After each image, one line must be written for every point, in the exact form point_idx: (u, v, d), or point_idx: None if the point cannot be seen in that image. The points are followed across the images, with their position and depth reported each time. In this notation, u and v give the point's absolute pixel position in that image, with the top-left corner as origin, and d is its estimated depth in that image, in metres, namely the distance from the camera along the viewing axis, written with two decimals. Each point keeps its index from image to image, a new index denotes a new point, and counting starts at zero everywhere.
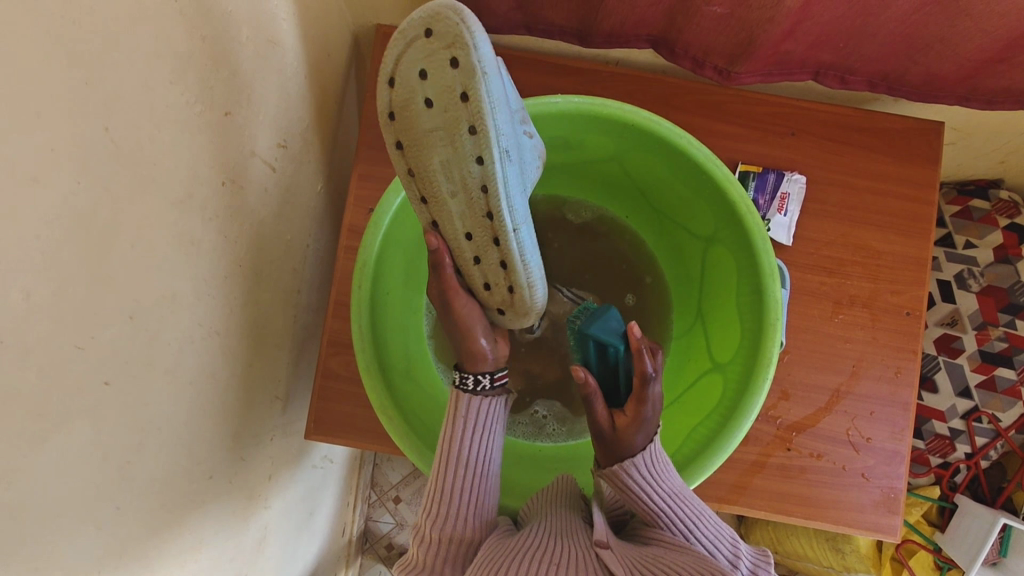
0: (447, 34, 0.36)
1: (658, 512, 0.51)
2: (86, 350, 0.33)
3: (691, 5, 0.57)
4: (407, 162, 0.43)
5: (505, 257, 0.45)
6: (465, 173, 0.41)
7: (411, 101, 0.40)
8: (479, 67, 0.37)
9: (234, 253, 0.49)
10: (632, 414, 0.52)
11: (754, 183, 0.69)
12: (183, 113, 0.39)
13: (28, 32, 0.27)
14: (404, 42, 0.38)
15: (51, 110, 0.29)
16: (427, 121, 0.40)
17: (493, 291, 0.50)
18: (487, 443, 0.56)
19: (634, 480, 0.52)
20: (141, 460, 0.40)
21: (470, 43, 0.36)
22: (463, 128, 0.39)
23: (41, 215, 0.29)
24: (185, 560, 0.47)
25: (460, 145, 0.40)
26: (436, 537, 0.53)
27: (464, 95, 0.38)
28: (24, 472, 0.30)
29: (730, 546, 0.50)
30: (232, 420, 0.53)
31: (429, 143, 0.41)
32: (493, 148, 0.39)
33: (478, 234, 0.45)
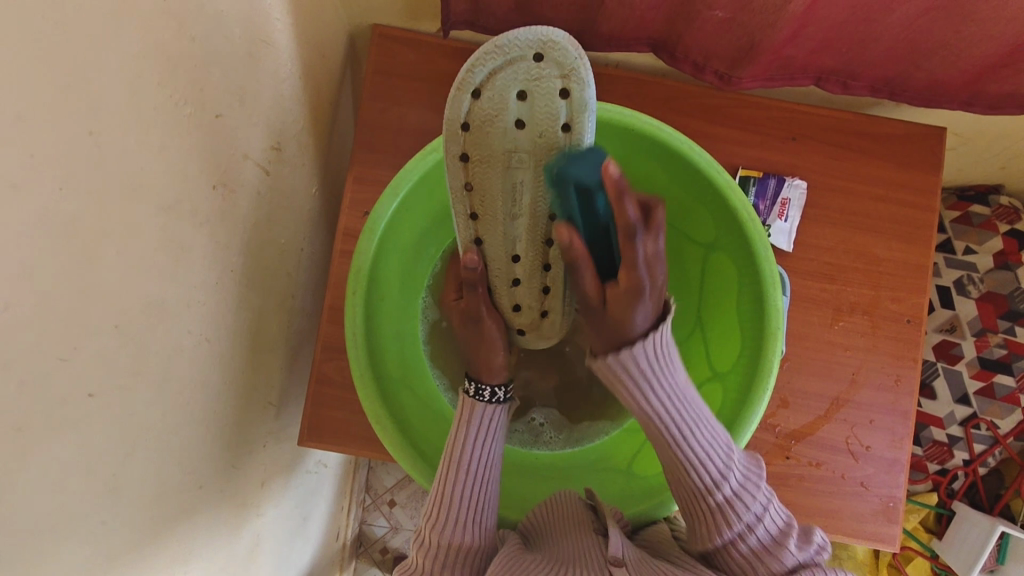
0: (563, 63, 0.41)
1: (655, 414, 0.49)
2: (70, 361, 0.32)
3: (692, 9, 0.56)
4: (467, 177, 0.47)
5: (548, 282, 0.57)
6: (542, 197, 0.48)
7: (498, 116, 0.43)
8: (586, 105, 0.43)
9: (226, 258, 0.48)
10: (625, 283, 0.44)
11: (755, 188, 0.68)
12: (172, 115, 0.38)
13: (7, 32, 0.25)
14: (505, 58, 0.42)
15: (34, 116, 0.28)
16: (512, 142, 0.45)
17: (523, 311, 0.59)
18: (491, 451, 0.56)
19: (620, 367, 0.48)
20: (129, 471, 0.39)
21: (584, 82, 0.42)
22: (554, 154, 0.45)
23: (23, 223, 0.28)
24: (176, 571, 0.46)
25: (544, 169, 0.46)
26: (436, 543, 0.52)
27: (565, 127, 0.44)
28: (5, 487, 0.29)
29: (723, 455, 0.49)
30: (223, 427, 0.52)
31: (508, 164, 0.46)
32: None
33: (526, 257, 0.53)
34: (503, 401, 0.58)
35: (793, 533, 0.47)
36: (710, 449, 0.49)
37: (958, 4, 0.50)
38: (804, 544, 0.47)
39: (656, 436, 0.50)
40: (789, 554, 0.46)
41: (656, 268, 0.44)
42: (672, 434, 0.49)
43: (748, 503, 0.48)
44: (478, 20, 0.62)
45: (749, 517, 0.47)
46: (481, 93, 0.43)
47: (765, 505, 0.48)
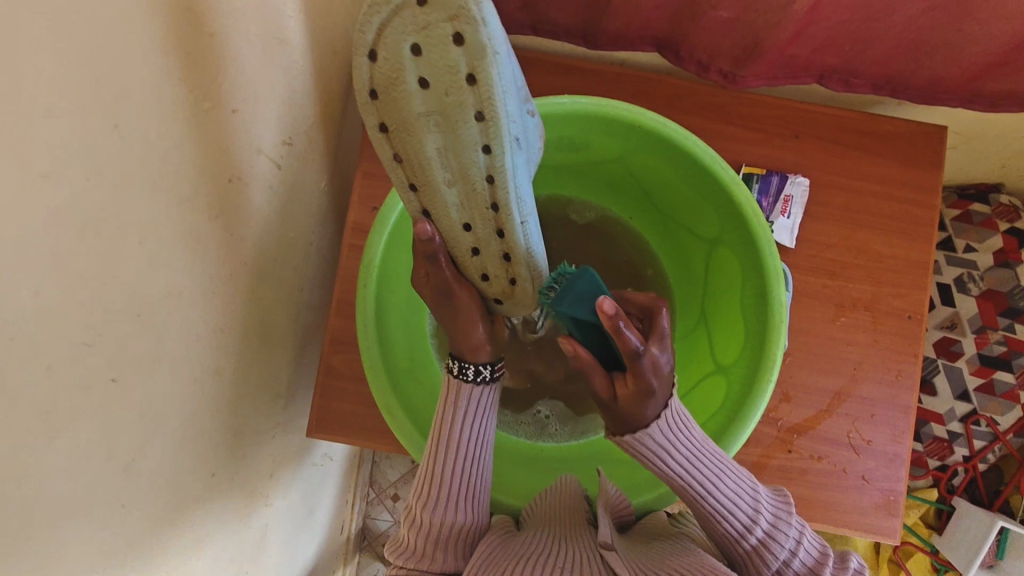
0: (448, 3, 0.34)
1: (680, 474, 0.53)
2: (94, 347, 0.33)
3: (697, 8, 0.57)
4: (392, 145, 0.42)
5: (508, 249, 0.48)
6: (469, 160, 0.42)
7: (399, 79, 0.38)
8: (490, 45, 0.36)
9: (239, 251, 0.49)
10: (634, 386, 0.48)
11: (758, 185, 0.69)
12: (190, 108, 0.39)
13: (40, 27, 0.26)
14: (390, 9, 0.35)
15: (64, 107, 0.29)
16: (423, 104, 0.39)
17: (491, 283, 0.52)
18: (479, 428, 0.57)
19: (647, 448, 0.52)
20: (146, 457, 0.40)
21: (479, 18, 0.34)
22: (467, 113, 0.39)
23: (53, 211, 0.29)
24: (188, 557, 0.47)
25: (462, 131, 0.40)
26: (426, 521, 0.54)
27: (471, 78, 0.37)
28: (32, 467, 0.30)
29: (750, 500, 0.53)
30: (235, 417, 0.53)
31: (422, 127, 0.40)
32: (503, 136, 0.40)
33: (477, 224, 0.46)
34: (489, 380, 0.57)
35: (829, 560, 0.50)
36: (737, 497, 0.52)
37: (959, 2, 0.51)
38: (840, 567, 0.50)
39: (681, 490, 0.53)
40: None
41: (660, 368, 0.47)
42: (705, 474, 0.53)
43: (782, 540, 0.51)
44: None
45: (788, 544, 0.51)
46: (377, 54, 0.37)
47: (800, 534, 0.51)
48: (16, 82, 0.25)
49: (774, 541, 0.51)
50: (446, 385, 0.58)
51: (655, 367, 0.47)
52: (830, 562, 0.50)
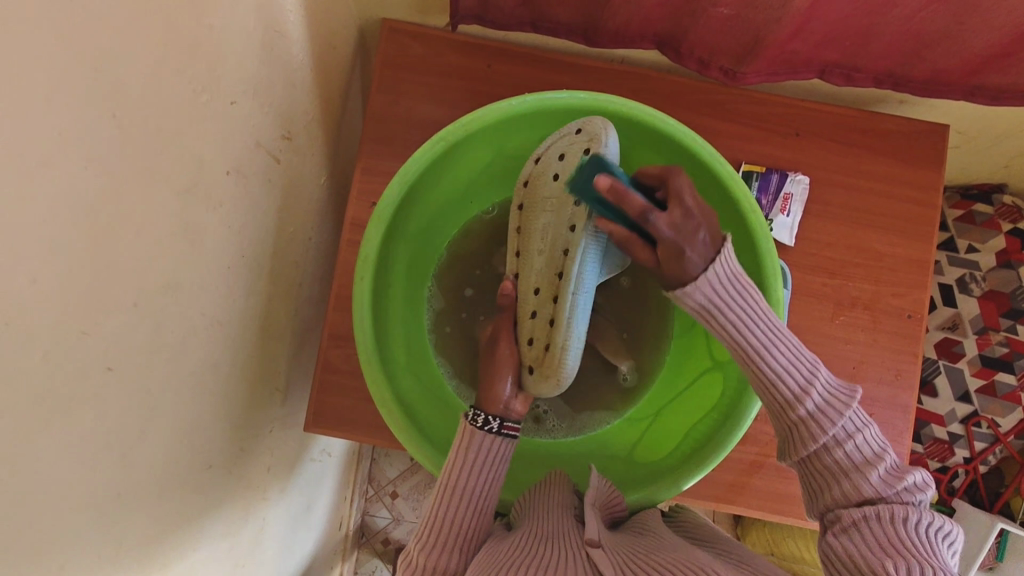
0: (591, 133, 0.55)
1: (733, 332, 0.50)
2: (90, 336, 0.33)
3: (698, 5, 0.57)
4: (519, 219, 0.63)
5: (554, 316, 0.57)
6: (559, 236, 0.57)
7: (544, 171, 0.59)
8: (600, 158, 0.54)
9: (237, 243, 0.49)
10: (666, 248, 0.49)
11: (758, 183, 0.69)
12: (190, 100, 0.39)
13: (38, 13, 0.27)
14: (561, 135, 0.60)
15: (62, 96, 0.29)
16: (550, 191, 0.59)
17: (532, 346, 0.60)
18: (489, 482, 0.55)
19: (696, 305, 0.50)
20: (143, 446, 0.40)
21: (603, 141, 0.54)
22: (572, 199, 0.56)
23: (50, 198, 0.29)
24: (185, 549, 0.47)
25: (564, 210, 0.57)
26: (420, 564, 0.50)
27: (583, 175, 0.55)
28: (31, 453, 0.30)
29: (808, 367, 0.49)
30: (232, 410, 0.53)
31: (541, 209, 0.59)
32: (584, 223, 0.55)
33: (544, 290, 0.59)
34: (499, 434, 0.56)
35: (885, 463, 0.47)
36: (792, 363, 0.49)
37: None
38: (893, 476, 0.47)
39: (734, 350, 0.51)
40: (873, 475, 0.47)
41: (689, 229, 0.49)
42: (758, 338, 0.50)
43: (832, 421, 0.48)
44: (487, 15, 0.63)
45: (838, 431, 0.48)
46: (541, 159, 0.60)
47: (855, 425, 0.48)
48: (11, 66, 0.26)
49: (826, 416, 0.48)
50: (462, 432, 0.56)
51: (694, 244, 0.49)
52: (886, 465, 0.47)
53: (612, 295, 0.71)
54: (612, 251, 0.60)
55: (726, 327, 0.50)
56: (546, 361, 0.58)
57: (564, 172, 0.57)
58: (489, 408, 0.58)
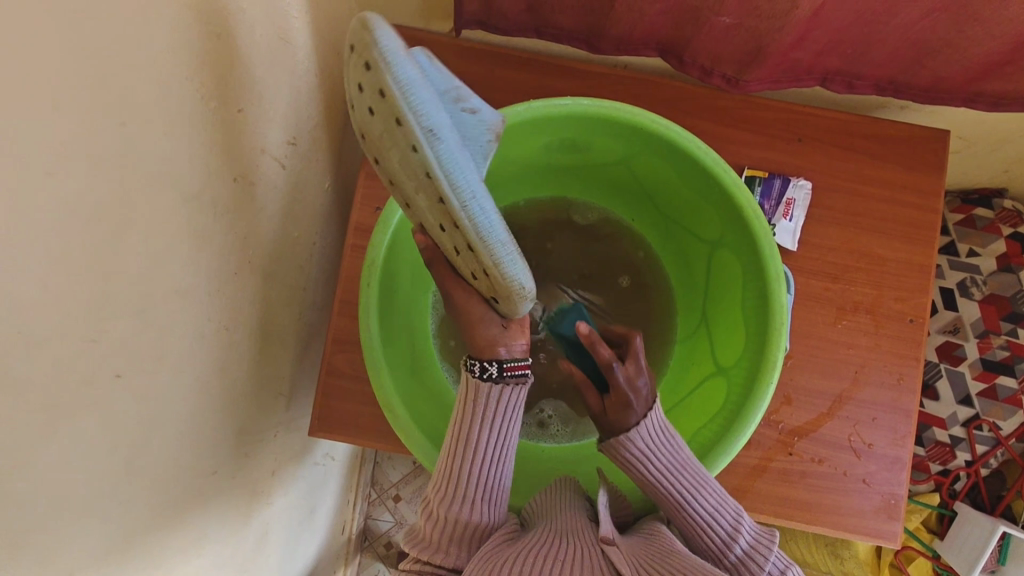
0: (361, 43, 0.36)
1: (659, 484, 0.54)
2: (97, 343, 0.33)
3: (700, 14, 0.57)
4: (383, 172, 0.44)
5: (473, 246, 0.41)
6: (413, 166, 0.39)
7: (363, 114, 0.40)
8: (384, 60, 0.35)
9: (242, 249, 0.49)
10: (617, 399, 0.53)
11: (760, 188, 0.69)
12: (196, 108, 0.39)
13: (45, 25, 0.27)
14: (346, 62, 0.39)
15: (71, 106, 0.29)
16: (376, 129, 0.39)
17: (479, 279, 0.47)
18: (503, 434, 0.56)
19: (629, 455, 0.53)
20: (147, 453, 0.40)
21: (373, 40, 0.35)
22: (394, 125, 0.37)
23: (59, 207, 0.29)
24: (188, 555, 0.47)
25: (399, 140, 0.38)
26: (444, 517, 0.54)
27: (383, 93, 0.36)
28: (35, 462, 0.30)
29: (730, 517, 0.53)
30: (236, 415, 0.53)
31: (384, 147, 0.40)
32: (419, 133, 0.37)
33: (449, 229, 0.42)
34: (499, 379, 0.54)
35: None
36: (717, 510, 0.53)
37: (962, 4, 0.51)
38: None
39: (662, 498, 0.54)
40: None
41: (637, 384, 0.53)
42: (686, 486, 0.53)
43: (763, 561, 0.51)
44: (490, 22, 0.63)
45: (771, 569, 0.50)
46: (349, 100, 0.40)
47: (780, 567, 0.50)
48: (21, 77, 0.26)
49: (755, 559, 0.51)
50: (469, 382, 0.55)
51: (632, 378, 0.53)
52: None
53: (614, 297, 0.72)
54: (471, 130, 0.41)
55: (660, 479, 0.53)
56: (500, 291, 0.45)
57: (372, 103, 0.38)
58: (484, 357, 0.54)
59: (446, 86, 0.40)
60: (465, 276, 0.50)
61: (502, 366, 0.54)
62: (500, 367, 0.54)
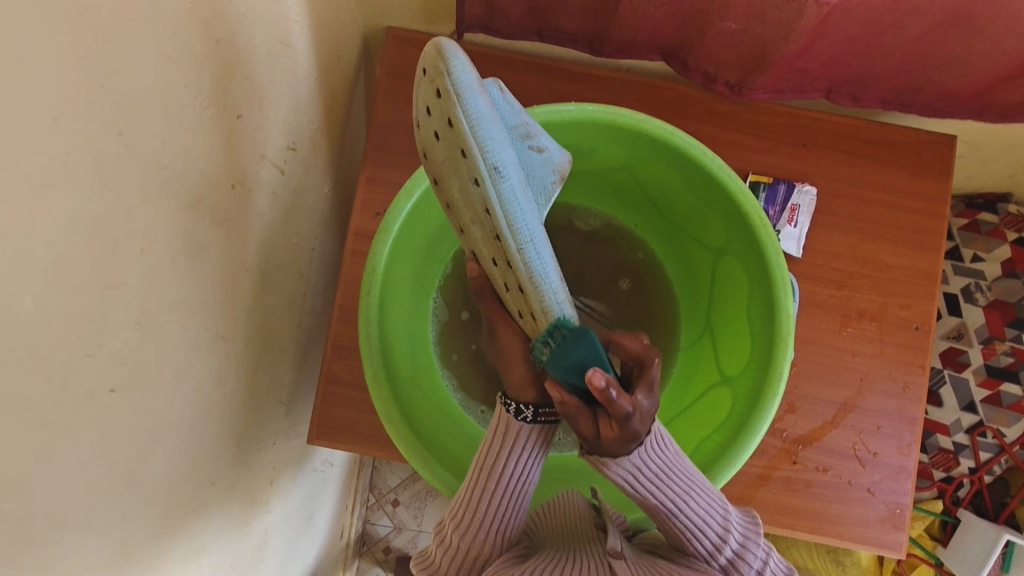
0: (432, 67, 0.38)
1: (648, 494, 0.51)
2: (94, 356, 0.32)
3: (706, 20, 0.56)
4: (441, 195, 0.45)
5: (520, 281, 0.44)
6: (471, 194, 0.41)
7: (427, 135, 0.41)
8: (456, 91, 0.37)
9: (241, 257, 0.48)
10: (619, 431, 0.46)
11: (765, 194, 0.68)
12: (196, 115, 0.39)
13: (41, 37, 0.26)
14: (414, 82, 0.40)
15: (66, 115, 0.28)
16: (437, 151, 0.41)
17: (524, 318, 0.49)
18: (527, 470, 0.55)
19: (616, 473, 0.50)
20: (146, 468, 0.39)
21: (447, 71, 0.37)
22: (459, 155, 0.39)
23: (57, 219, 0.28)
24: (187, 569, 0.47)
25: (461, 168, 0.40)
26: (456, 543, 0.55)
27: (450, 123, 0.38)
28: (31, 482, 0.29)
29: (720, 520, 0.52)
30: (235, 424, 0.52)
31: (445, 173, 0.42)
32: (483, 168, 0.39)
33: (499, 260, 0.45)
34: (532, 421, 0.54)
35: None
36: (708, 515, 0.52)
37: (973, 16, 0.50)
38: None
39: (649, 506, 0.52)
40: None
41: (646, 413, 0.46)
42: (673, 493, 0.52)
43: (753, 561, 0.52)
44: (492, 24, 0.62)
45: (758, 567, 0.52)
46: (416, 121, 0.42)
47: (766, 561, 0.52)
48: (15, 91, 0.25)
49: (744, 560, 0.52)
50: (499, 418, 0.55)
51: (641, 412, 0.46)
52: None
53: (615, 303, 0.71)
54: (534, 167, 0.46)
55: (647, 484, 0.51)
56: (543, 332, 0.47)
57: (437, 127, 0.40)
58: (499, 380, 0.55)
59: (515, 122, 0.44)
60: (507, 306, 0.52)
61: (535, 410, 0.54)
62: (534, 411, 0.53)
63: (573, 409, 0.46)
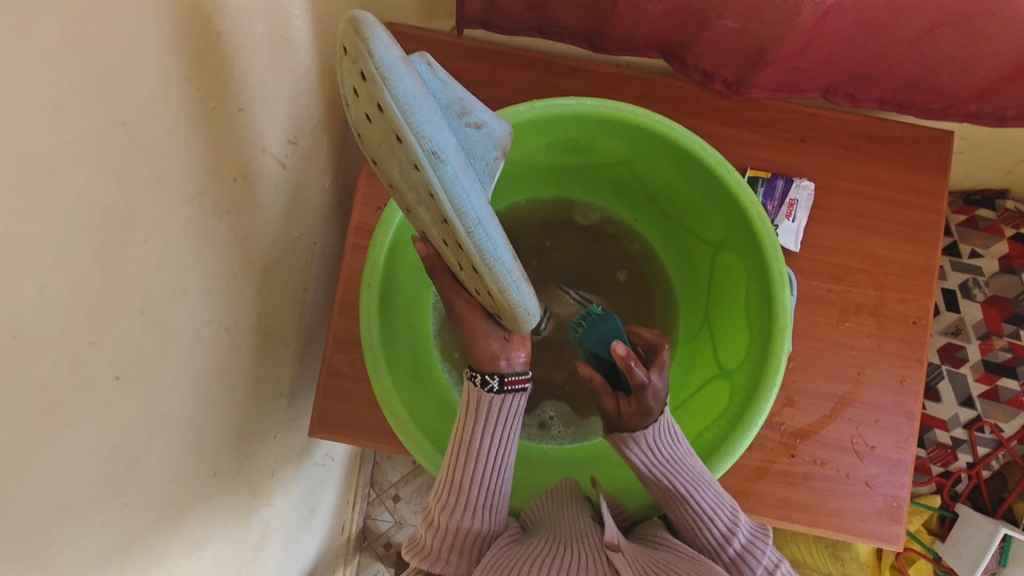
0: (353, 46, 0.32)
1: (661, 477, 0.54)
2: (98, 345, 0.33)
3: (704, 18, 0.57)
4: (382, 174, 0.41)
5: (474, 265, 0.41)
6: (411, 179, 0.37)
7: (357, 115, 0.37)
8: (382, 76, 0.32)
9: (242, 249, 0.48)
10: (636, 407, 0.52)
11: (763, 188, 0.69)
12: (198, 110, 0.39)
13: (45, 34, 0.26)
14: (335, 58, 0.35)
15: (70, 108, 0.29)
16: (371, 135, 0.36)
17: (482, 296, 0.47)
18: (504, 442, 0.56)
19: (633, 453, 0.53)
20: (148, 457, 0.39)
21: (369, 53, 0.32)
22: (394, 141, 0.35)
23: (60, 208, 0.29)
24: (189, 558, 0.47)
25: (398, 154, 0.36)
26: (446, 525, 0.54)
27: (379, 106, 0.33)
28: (35, 468, 0.30)
29: (729, 515, 0.52)
30: (237, 416, 0.52)
31: (384, 155, 0.38)
32: (422, 156, 0.34)
33: (450, 241, 0.41)
34: (498, 392, 0.55)
35: None
36: (716, 505, 0.52)
37: (967, 18, 0.50)
38: None
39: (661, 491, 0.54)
40: None
41: (660, 394, 0.52)
42: (682, 479, 0.53)
43: (760, 557, 0.50)
44: (493, 20, 0.63)
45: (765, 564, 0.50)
46: (345, 99, 0.37)
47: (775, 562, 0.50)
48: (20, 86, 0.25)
49: (752, 555, 0.50)
50: (471, 391, 0.56)
51: (656, 391, 0.52)
52: None
53: (614, 296, 0.72)
54: (475, 144, 0.40)
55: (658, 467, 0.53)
56: (502, 311, 0.45)
57: (370, 113, 0.35)
58: (485, 367, 0.55)
59: (449, 100, 0.40)
60: (460, 279, 0.49)
61: (502, 379, 0.54)
62: (501, 380, 0.54)
63: (600, 387, 0.54)
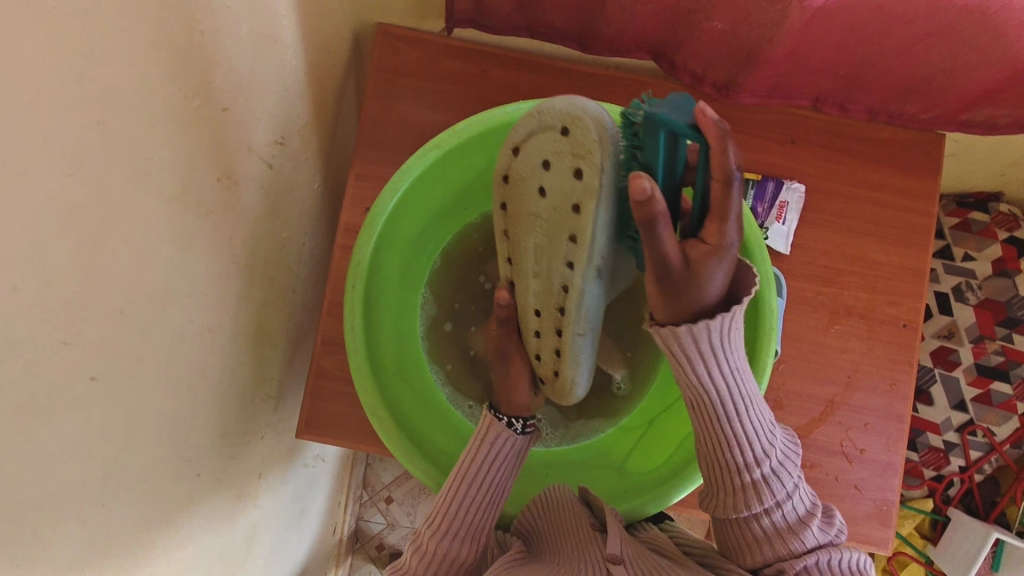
0: (580, 142, 0.46)
1: (717, 392, 0.48)
2: (74, 345, 0.33)
3: (693, 19, 0.57)
4: (505, 221, 0.55)
5: (559, 347, 0.56)
6: (555, 266, 0.52)
7: (530, 173, 0.50)
8: (602, 192, 0.46)
9: (229, 249, 0.48)
10: (713, 244, 0.42)
11: (753, 191, 0.69)
12: (180, 109, 0.39)
13: (21, 40, 0.26)
14: (541, 125, 0.49)
15: (45, 106, 0.28)
16: (535, 205, 0.51)
17: (542, 360, 0.58)
18: (500, 476, 0.57)
19: (705, 345, 0.45)
20: (127, 460, 0.39)
21: (601, 167, 0.45)
22: (567, 219, 0.49)
23: (31, 212, 0.28)
24: (172, 560, 0.47)
25: (557, 237, 0.50)
26: (432, 550, 0.55)
27: (576, 207, 0.48)
28: (11, 471, 0.30)
29: (767, 436, 0.50)
30: (221, 418, 0.52)
31: (528, 225, 0.52)
32: (586, 263, 0.49)
33: (546, 318, 0.56)
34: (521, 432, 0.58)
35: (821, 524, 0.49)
36: (760, 431, 0.49)
37: (955, 27, 0.50)
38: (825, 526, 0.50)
39: (706, 407, 0.49)
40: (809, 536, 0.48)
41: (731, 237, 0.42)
42: (735, 398, 0.49)
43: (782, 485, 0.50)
44: (482, 20, 0.63)
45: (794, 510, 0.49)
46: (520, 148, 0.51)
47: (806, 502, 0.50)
48: None
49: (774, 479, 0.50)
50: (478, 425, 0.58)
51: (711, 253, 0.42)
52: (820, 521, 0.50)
53: None
54: (634, 255, 0.50)
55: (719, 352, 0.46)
56: (560, 387, 0.58)
57: (554, 189, 0.49)
58: (512, 411, 0.59)
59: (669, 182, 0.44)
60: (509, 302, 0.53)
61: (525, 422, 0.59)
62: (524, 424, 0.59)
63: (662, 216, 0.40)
